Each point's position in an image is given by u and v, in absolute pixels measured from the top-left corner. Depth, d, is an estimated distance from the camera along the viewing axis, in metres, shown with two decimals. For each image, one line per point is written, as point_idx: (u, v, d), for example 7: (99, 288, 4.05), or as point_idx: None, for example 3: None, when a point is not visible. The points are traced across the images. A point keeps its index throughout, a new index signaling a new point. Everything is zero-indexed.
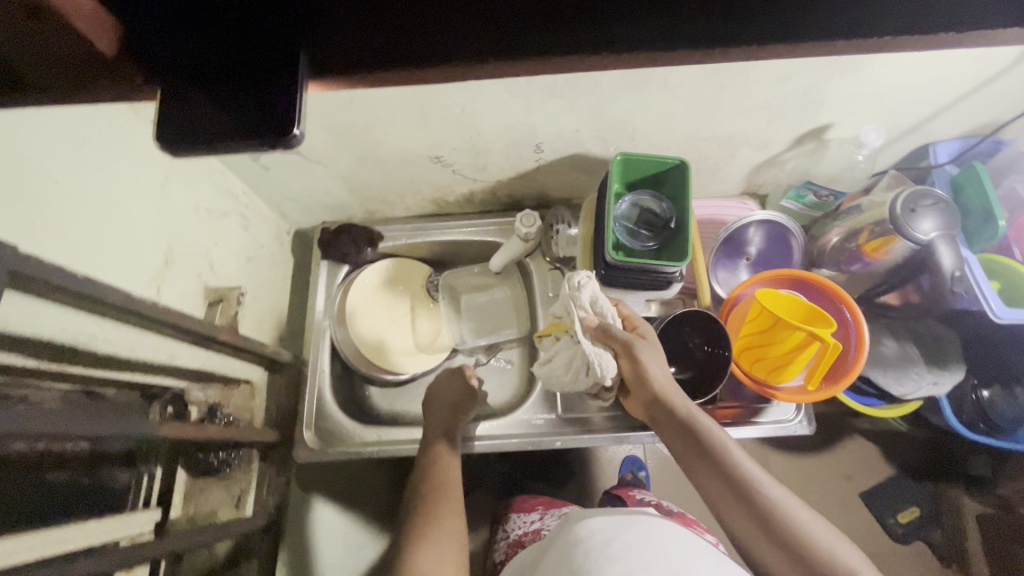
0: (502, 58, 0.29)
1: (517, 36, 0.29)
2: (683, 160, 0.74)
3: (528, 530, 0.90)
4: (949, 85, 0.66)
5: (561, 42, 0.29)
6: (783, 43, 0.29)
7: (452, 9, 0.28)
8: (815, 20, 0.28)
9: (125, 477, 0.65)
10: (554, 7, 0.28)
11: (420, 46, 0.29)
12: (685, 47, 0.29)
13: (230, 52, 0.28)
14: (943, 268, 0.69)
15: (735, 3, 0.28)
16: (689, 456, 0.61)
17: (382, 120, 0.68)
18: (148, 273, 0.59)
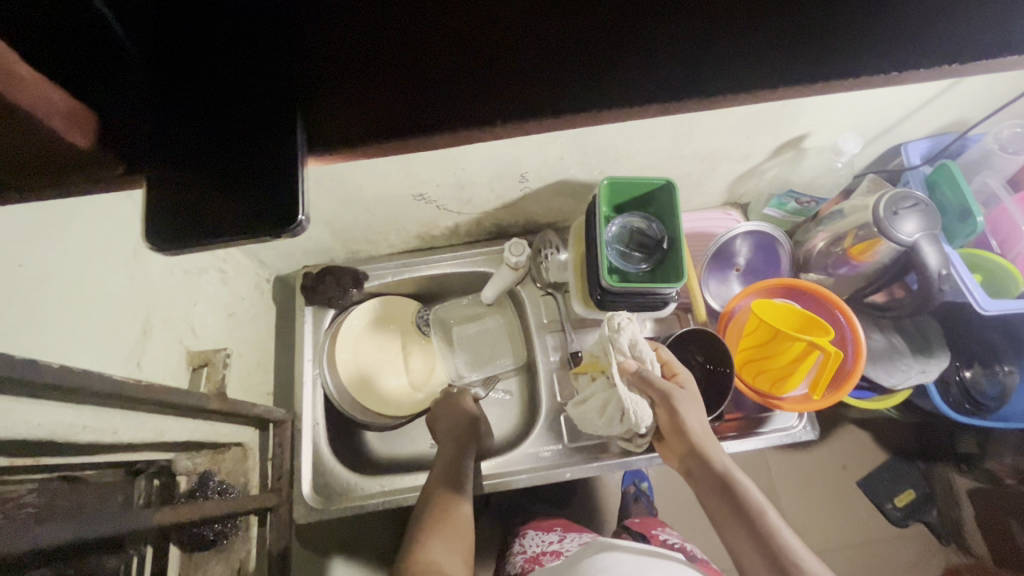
0: (510, 124, 0.29)
1: (524, 101, 0.28)
2: (669, 179, 0.74)
3: (545, 549, 0.87)
4: (919, 90, 0.68)
5: (567, 104, 0.28)
6: (781, 91, 0.29)
7: (458, 78, 0.28)
8: (809, 68, 0.29)
9: (114, 565, 0.60)
10: (558, 71, 0.28)
11: (423, 116, 0.28)
12: (688, 102, 0.29)
13: (223, 134, 0.26)
14: (930, 268, 0.69)
15: (733, 58, 0.29)
16: (724, 513, 0.62)
17: (364, 163, 0.66)
18: (126, 348, 0.55)
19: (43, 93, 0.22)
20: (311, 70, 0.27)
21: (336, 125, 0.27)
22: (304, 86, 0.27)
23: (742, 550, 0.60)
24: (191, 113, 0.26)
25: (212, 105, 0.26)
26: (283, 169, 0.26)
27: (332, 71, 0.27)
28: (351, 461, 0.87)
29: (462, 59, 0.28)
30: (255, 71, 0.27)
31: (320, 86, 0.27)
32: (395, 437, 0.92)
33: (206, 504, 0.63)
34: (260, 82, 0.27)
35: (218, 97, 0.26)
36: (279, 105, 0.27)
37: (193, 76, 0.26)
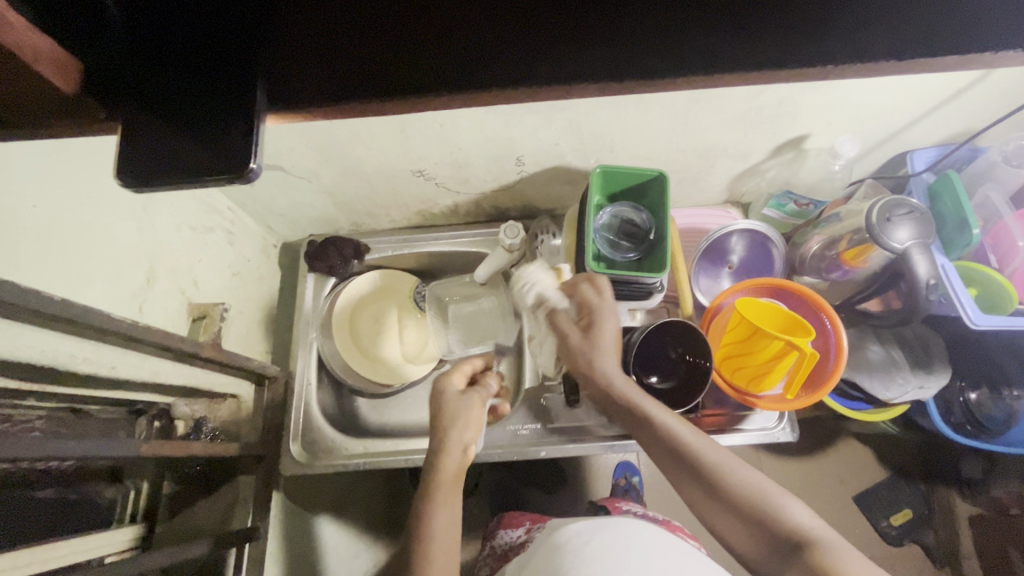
0: (464, 89, 0.30)
1: (475, 65, 0.29)
2: (662, 171, 0.75)
3: (514, 543, 0.92)
4: (921, 96, 0.67)
5: (511, 71, 0.29)
6: (733, 73, 0.30)
7: (418, 42, 0.29)
8: (756, 51, 0.29)
9: (112, 492, 0.68)
10: (514, 41, 0.29)
11: (386, 75, 0.29)
12: (633, 78, 0.30)
13: (186, 81, 0.29)
14: (918, 277, 0.68)
15: (679, 35, 0.29)
16: (637, 430, 0.66)
17: (364, 136, 0.69)
18: (130, 293, 0.59)
19: (29, 40, 0.25)
20: (276, 20, 0.29)
21: (298, 82, 0.29)
22: (273, 34, 0.29)
23: (685, 485, 0.63)
24: (165, 61, 0.29)
25: (182, 46, 0.29)
26: (240, 121, 0.28)
27: (297, 22, 0.29)
28: (341, 424, 0.91)
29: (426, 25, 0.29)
30: (225, 14, 0.29)
31: (285, 38, 0.29)
32: (385, 406, 0.96)
33: (194, 445, 0.68)
34: (228, 29, 0.29)
35: (193, 43, 0.29)
36: (243, 51, 0.29)
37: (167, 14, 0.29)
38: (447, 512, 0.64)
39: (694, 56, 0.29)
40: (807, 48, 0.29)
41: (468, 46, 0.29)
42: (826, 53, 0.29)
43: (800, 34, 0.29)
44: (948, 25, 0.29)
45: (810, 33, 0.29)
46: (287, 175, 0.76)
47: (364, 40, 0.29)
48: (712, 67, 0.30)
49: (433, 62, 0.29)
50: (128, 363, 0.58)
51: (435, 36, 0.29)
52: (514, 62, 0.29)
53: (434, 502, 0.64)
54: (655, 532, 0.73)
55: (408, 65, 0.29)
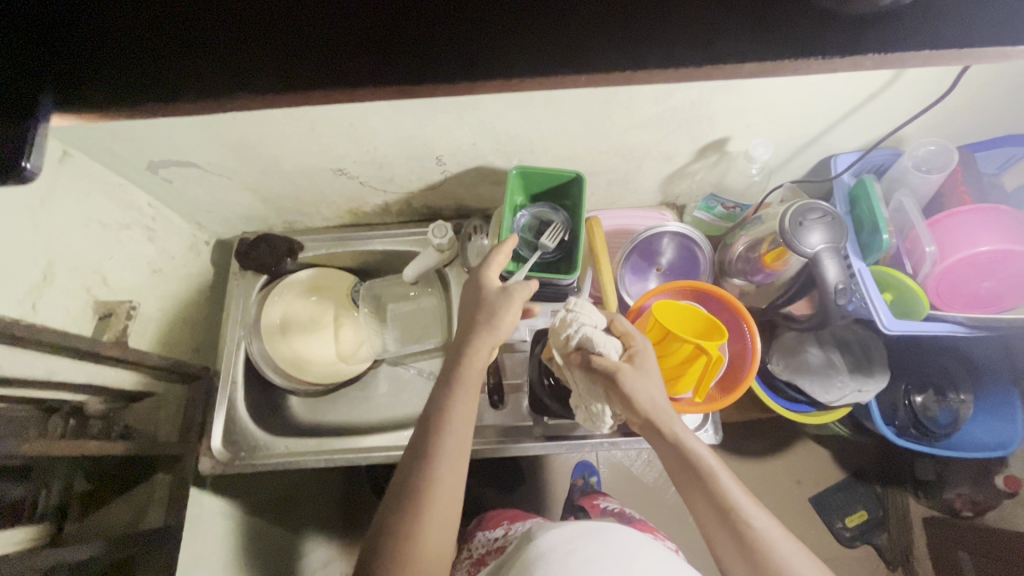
0: (281, 95, 0.29)
1: (277, 68, 0.28)
2: (580, 172, 0.74)
3: (491, 547, 0.94)
4: (832, 101, 0.67)
5: (323, 77, 0.28)
6: (552, 75, 0.28)
7: (216, 40, 0.29)
8: (568, 52, 0.28)
9: (17, 492, 0.66)
10: (320, 39, 0.28)
11: (179, 72, 0.29)
12: (442, 78, 0.28)
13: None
14: (828, 281, 0.68)
15: (487, 35, 0.28)
16: (682, 478, 0.64)
17: (273, 134, 0.68)
18: (22, 290, 0.59)
19: None
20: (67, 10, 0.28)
21: (78, 77, 0.28)
22: (64, 23, 0.28)
23: (721, 543, 0.62)
24: None
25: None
26: (15, 119, 0.28)
27: (84, 18, 0.28)
28: (273, 422, 0.90)
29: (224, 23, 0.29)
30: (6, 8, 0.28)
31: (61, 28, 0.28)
32: (321, 403, 0.96)
33: (100, 444, 0.68)
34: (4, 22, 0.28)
35: None
36: (23, 44, 0.28)
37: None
38: (463, 411, 0.60)
39: (496, 57, 0.28)
40: (622, 49, 0.28)
41: (266, 47, 0.28)
42: (636, 54, 0.28)
43: (608, 36, 0.28)
44: (764, 27, 0.28)
45: (614, 35, 0.28)
46: (203, 171, 0.75)
47: (156, 38, 0.28)
48: (522, 68, 0.28)
49: (229, 63, 0.29)
50: (16, 361, 0.57)
51: (233, 38, 0.29)
52: (316, 64, 0.29)
53: (453, 392, 0.60)
54: (628, 535, 0.73)
55: (205, 66, 0.29)
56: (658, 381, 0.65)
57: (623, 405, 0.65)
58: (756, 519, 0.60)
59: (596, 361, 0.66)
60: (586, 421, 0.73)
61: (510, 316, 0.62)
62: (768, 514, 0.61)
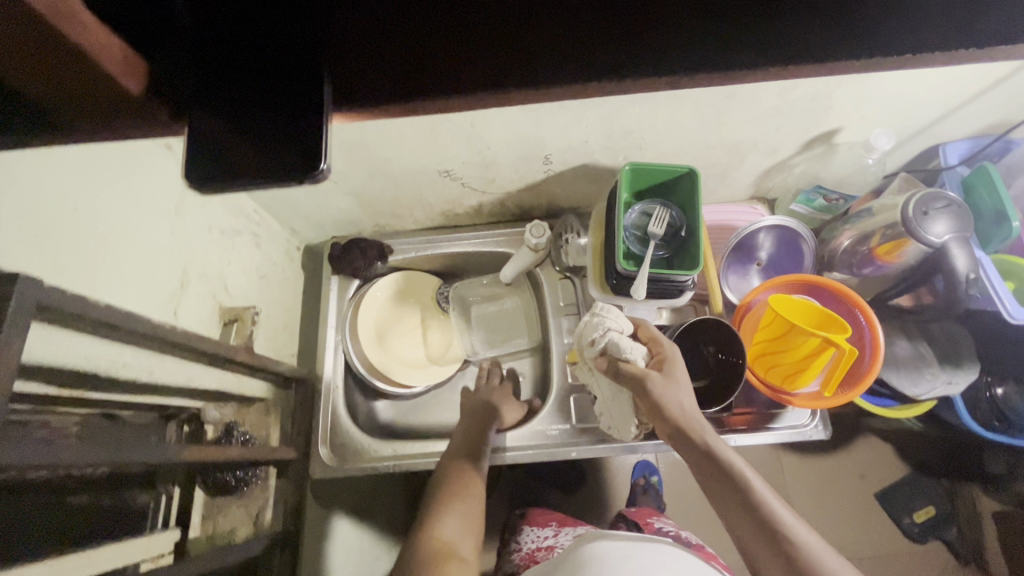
0: (546, 85, 0.29)
1: (555, 61, 0.29)
2: (692, 168, 0.74)
3: (540, 544, 0.93)
4: (959, 87, 0.66)
5: (595, 63, 0.29)
6: (816, 65, 0.29)
7: (492, 33, 0.29)
8: (835, 41, 0.29)
9: (143, 498, 0.67)
10: (594, 30, 0.29)
11: (458, 65, 0.29)
12: (712, 67, 0.29)
13: (260, 70, 0.28)
14: (958, 271, 0.68)
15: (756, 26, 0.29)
16: (717, 492, 0.61)
17: (391, 136, 0.68)
18: (165, 297, 0.59)
19: (99, 38, 0.24)
20: (352, 19, 0.29)
21: (368, 85, 0.29)
22: (336, 16, 0.29)
23: (765, 563, 0.57)
24: (219, 53, 0.28)
25: (251, 47, 0.28)
26: (308, 115, 0.28)
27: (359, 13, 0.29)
28: (365, 423, 0.91)
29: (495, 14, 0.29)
30: (288, 13, 0.28)
31: (342, 28, 0.29)
32: (408, 406, 0.96)
33: (228, 448, 0.68)
34: (286, 29, 0.29)
35: (256, 32, 0.29)
36: (309, 41, 0.29)
37: (237, 16, 0.29)
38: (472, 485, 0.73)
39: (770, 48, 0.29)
40: (885, 39, 0.29)
41: (546, 44, 0.29)
42: (897, 44, 0.29)
43: (873, 32, 0.29)
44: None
45: (879, 30, 0.29)
46: None
47: (438, 31, 0.29)
48: (790, 61, 0.29)
49: (512, 59, 0.29)
50: (166, 368, 0.57)
51: (509, 31, 0.29)
52: (591, 60, 0.29)
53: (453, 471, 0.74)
54: (689, 565, 0.72)
55: (490, 61, 0.29)
56: (688, 387, 0.64)
57: (651, 411, 0.64)
58: (798, 532, 0.57)
59: (623, 366, 0.66)
60: (612, 428, 0.76)
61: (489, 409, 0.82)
62: (810, 527, 0.57)
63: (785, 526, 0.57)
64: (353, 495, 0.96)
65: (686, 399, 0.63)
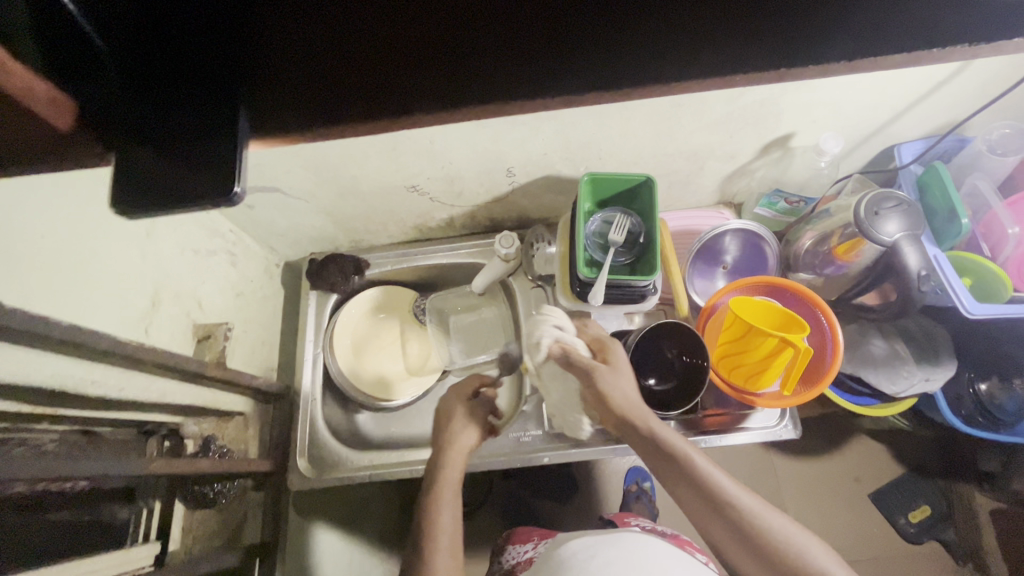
0: (449, 107, 0.31)
1: (460, 87, 0.31)
2: (649, 176, 0.76)
3: (521, 558, 0.95)
4: (902, 91, 0.68)
5: (494, 86, 0.31)
6: (709, 80, 0.31)
7: (395, 61, 0.31)
8: (723, 59, 0.30)
9: (124, 513, 0.69)
10: (496, 57, 0.31)
11: (365, 98, 0.31)
12: (611, 86, 0.31)
13: (183, 107, 0.31)
14: (909, 269, 0.69)
15: (649, 47, 0.31)
16: (664, 472, 0.63)
17: (355, 155, 0.70)
18: (136, 316, 0.62)
19: (29, 85, 0.27)
20: (264, 56, 0.31)
21: (281, 117, 0.31)
22: (254, 57, 0.31)
23: (715, 531, 0.61)
24: (145, 91, 0.31)
25: (172, 86, 0.31)
26: (226, 146, 0.30)
27: (272, 53, 0.31)
28: (347, 435, 0.93)
29: (399, 46, 0.31)
30: (209, 54, 0.31)
31: (256, 66, 0.31)
32: (390, 416, 0.97)
33: (203, 461, 0.70)
34: (206, 66, 0.31)
35: (179, 73, 0.31)
36: (229, 80, 0.31)
37: (162, 54, 0.31)
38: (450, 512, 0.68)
39: (667, 66, 0.30)
40: (775, 54, 0.30)
41: (450, 72, 0.31)
42: (795, 56, 0.30)
43: (769, 47, 0.30)
44: (906, 25, 0.30)
45: (771, 46, 0.30)
46: (285, 196, 0.78)
47: (345, 65, 0.31)
48: (681, 77, 0.30)
49: (415, 87, 0.31)
50: (136, 384, 0.59)
51: (412, 62, 0.31)
52: (493, 85, 0.31)
53: (438, 503, 0.68)
54: (658, 546, 0.76)
55: (396, 89, 0.31)
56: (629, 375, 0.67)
57: (598, 403, 0.66)
58: (741, 498, 0.60)
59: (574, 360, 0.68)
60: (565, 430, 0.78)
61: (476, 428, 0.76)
62: (749, 491, 0.62)
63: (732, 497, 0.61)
64: (339, 506, 0.97)
65: (628, 386, 0.66)
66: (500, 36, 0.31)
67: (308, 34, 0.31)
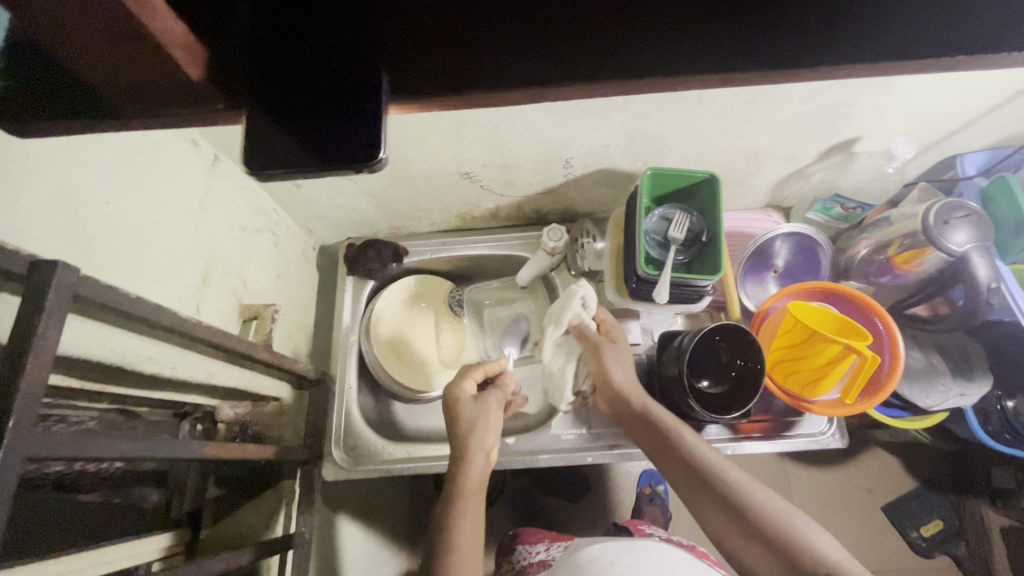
0: (600, 78, 0.29)
1: (610, 56, 0.29)
2: (712, 174, 0.74)
3: (533, 560, 0.92)
4: (980, 97, 0.66)
5: (646, 62, 0.29)
6: (874, 65, 0.29)
7: (544, 29, 0.29)
8: (888, 41, 0.28)
9: (156, 496, 0.67)
10: (647, 27, 0.29)
11: (511, 67, 0.29)
12: (772, 66, 0.29)
13: (318, 63, 0.28)
14: (979, 279, 0.68)
15: (814, 21, 0.29)
16: (655, 450, 0.67)
17: (415, 137, 0.68)
18: (187, 292, 0.59)
19: (167, 23, 0.24)
20: (406, 14, 0.29)
21: (426, 79, 0.29)
22: (395, 15, 0.29)
23: (705, 509, 0.62)
24: (278, 44, 0.28)
25: (306, 41, 0.29)
26: (367, 107, 0.28)
27: (412, 12, 0.29)
28: (377, 426, 0.90)
29: (550, 14, 0.29)
30: (345, 7, 0.29)
31: (398, 24, 0.29)
32: (420, 409, 0.95)
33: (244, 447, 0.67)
34: (342, 22, 0.29)
35: (313, 27, 0.29)
36: (366, 37, 0.29)
37: (296, 6, 0.29)
38: (472, 520, 0.63)
39: (830, 48, 0.29)
40: (941, 41, 0.28)
41: (606, 41, 0.29)
42: (963, 46, 0.28)
43: (938, 33, 0.28)
44: None
45: (933, 31, 0.28)
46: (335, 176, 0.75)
47: (493, 28, 0.29)
48: (844, 59, 0.29)
49: (566, 55, 0.29)
50: (187, 363, 0.56)
51: (564, 30, 0.29)
52: (637, 59, 0.29)
53: (462, 504, 0.64)
54: (678, 557, 0.75)
55: (544, 55, 0.29)
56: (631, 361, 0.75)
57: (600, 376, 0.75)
58: (729, 472, 0.62)
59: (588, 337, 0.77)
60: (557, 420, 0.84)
61: (491, 424, 0.71)
62: (738, 468, 0.63)
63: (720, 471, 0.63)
64: (360, 498, 0.95)
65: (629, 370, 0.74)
66: (658, 5, 0.29)
67: None
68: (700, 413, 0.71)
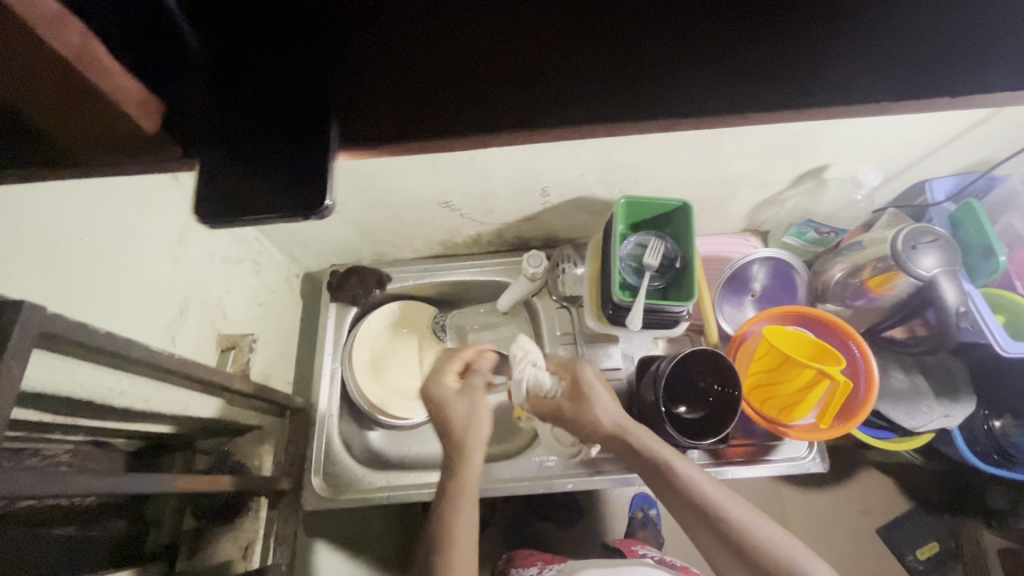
0: (545, 122, 0.31)
1: (555, 104, 0.31)
2: (687, 202, 0.75)
3: None
4: (942, 126, 0.68)
5: (589, 111, 0.31)
6: (806, 109, 0.31)
7: (489, 81, 0.31)
8: (815, 88, 0.31)
9: (131, 529, 0.66)
10: (589, 78, 0.31)
11: (457, 115, 0.31)
12: (708, 111, 0.31)
13: (269, 113, 0.30)
14: (948, 304, 0.69)
15: (746, 72, 0.31)
16: (649, 477, 0.66)
17: (394, 168, 0.70)
18: (163, 324, 0.60)
19: (120, 83, 0.26)
20: (355, 66, 0.30)
21: (375, 127, 0.31)
22: (345, 65, 0.30)
23: (701, 536, 0.62)
24: (231, 96, 0.30)
25: (258, 93, 0.30)
26: (315, 155, 0.29)
27: (361, 64, 0.31)
28: (359, 454, 0.90)
29: (494, 66, 0.31)
30: (295, 58, 0.30)
31: (347, 76, 0.30)
32: (403, 435, 0.94)
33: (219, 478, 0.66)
34: (293, 74, 0.30)
35: (265, 78, 0.30)
36: (317, 88, 0.30)
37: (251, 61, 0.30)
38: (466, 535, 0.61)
39: (753, 95, 0.31)
40: (864, 87, 0.31)
41: (549, 92, 0.31)
42: (882, 91, 0.31)
43: (861, 79, 0.31)
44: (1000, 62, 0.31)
45: (858, 78, 0.31)
46: None
47: (439, 78, 0.31)
48: (776, 107, 0.31)
49: (509, 104, 0.31)
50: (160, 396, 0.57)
51: (508, 81, 0.31)
52: (576, 108, 0.31)
53: (452, 511, 0.62)
54: None
55: (486, 104, 0.31)
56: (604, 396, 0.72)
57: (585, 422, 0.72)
58: (729, 508, 0.61)
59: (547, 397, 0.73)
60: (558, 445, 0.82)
61: (481, 419, 0.68)
62: (739, 501, 0.62)
63: (722, 507, 0.61)
64: (344, 526, 0.94)
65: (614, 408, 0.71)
66: (602, 58, 0.31)
67: (402, 44, 0.30)
68: (676, 439, 0.71)
